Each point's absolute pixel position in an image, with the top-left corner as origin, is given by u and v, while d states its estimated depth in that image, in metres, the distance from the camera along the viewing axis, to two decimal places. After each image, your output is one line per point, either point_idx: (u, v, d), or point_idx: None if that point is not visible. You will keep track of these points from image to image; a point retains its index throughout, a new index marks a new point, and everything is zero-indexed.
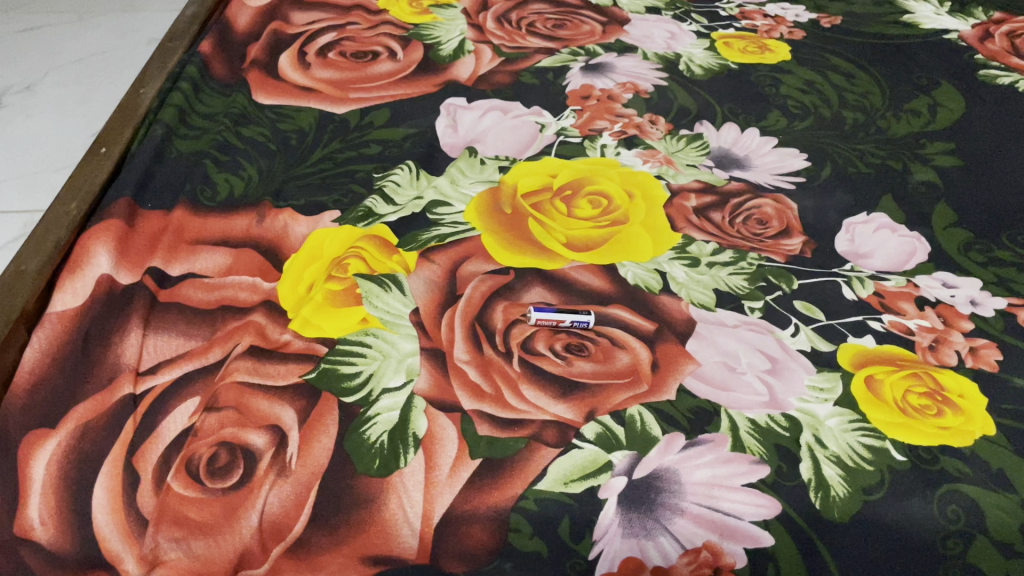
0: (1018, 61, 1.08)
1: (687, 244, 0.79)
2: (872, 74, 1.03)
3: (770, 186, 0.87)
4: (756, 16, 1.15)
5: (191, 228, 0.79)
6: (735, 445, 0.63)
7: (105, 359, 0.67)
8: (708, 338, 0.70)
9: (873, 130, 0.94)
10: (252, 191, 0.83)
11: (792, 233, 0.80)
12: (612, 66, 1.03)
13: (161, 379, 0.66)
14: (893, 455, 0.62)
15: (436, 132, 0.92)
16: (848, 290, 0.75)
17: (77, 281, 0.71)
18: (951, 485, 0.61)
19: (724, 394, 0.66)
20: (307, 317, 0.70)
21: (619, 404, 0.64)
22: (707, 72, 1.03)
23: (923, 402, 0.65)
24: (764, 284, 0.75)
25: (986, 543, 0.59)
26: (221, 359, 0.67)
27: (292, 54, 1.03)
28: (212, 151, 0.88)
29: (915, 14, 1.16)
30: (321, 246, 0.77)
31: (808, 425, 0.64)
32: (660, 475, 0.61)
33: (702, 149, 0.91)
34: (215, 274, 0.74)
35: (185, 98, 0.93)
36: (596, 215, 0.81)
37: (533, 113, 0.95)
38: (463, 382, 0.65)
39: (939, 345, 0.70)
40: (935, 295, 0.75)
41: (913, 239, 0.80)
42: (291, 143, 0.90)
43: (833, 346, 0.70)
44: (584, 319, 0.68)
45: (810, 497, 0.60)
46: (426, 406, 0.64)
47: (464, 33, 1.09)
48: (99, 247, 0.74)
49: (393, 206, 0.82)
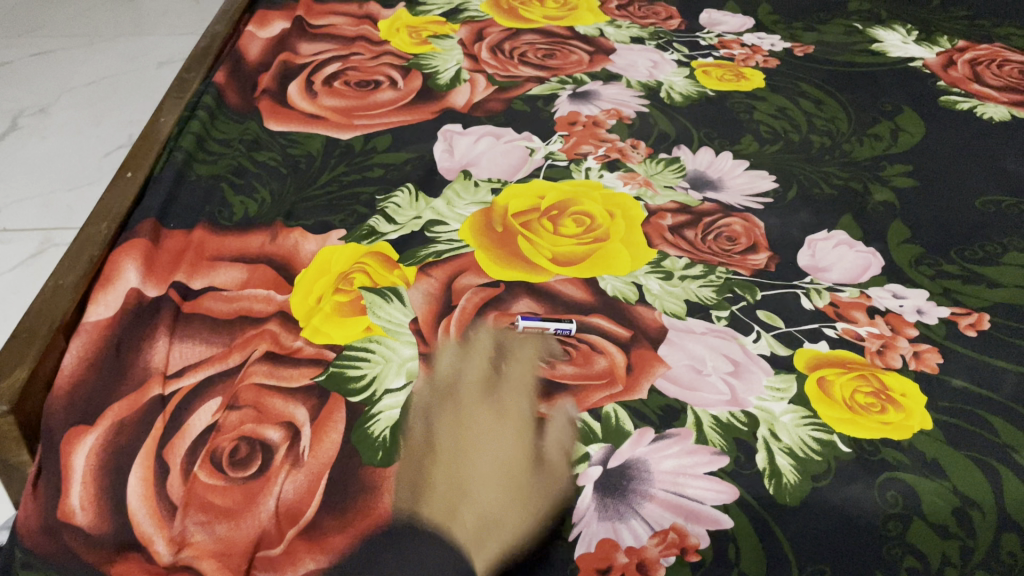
0: (978, 87, 1.16)
1: (661, 259, 0.87)
2: (840, 101, 1.11)
3: (740, 206, 0.94)
4: (734, 45, 1.23)
5: (210, 246, 0.87)
6: (699, 438, 0.70)
7: (136, 365, 0.74)
8: (678, 344, 0.78)
9: (838, 153, 1.02)
10: (266, 211, 0.91)
11: (758, 248, 0.88)
12: (598, 93, 1.11)
13: (187, 381, 0.73)
14: (839, 446, 0.70)
15: (434, 156, 1.00)
16: (806, 300, 0.82)
17: (109, 294, 0.79)
18: (889, 472, 0.68)
19: (691, 393, 0.73)
20: (317, 326, 0.78)
21: (596, 402, 0.72)
22: (686, 99, 1.11)
23: (868, 400, 0.73)
24: (730, 295, 0.82)
25: (922, 524, 0.67)
26: (240, 363, 0.74)
27: (301, 83, 1.12)
28: (228, 174, 0.96)
29: (883, 43, 1.24)
30: (329, 261, 0.85)
31: (765, 420, 0.71)
32: (632, 464, 0.69)
33: (679, 171, 0.99)
34: (233, 287, 0.82)
35: (202, 127, 1.01)
36: (580, 232, 0.89)
37: (524, 138, 1.04)
38: (462, 387, 0.73)
39: (886, 350, 0.78)
40: (885, 305, 0.83)
41: (868, 255, 0.88)
42: (300, 166, 0.98)
43: (790, 350, 0.77)
44: (566, 326, 0.77)
45: (764, 484, 0.68)
46: (426, 405, 0.71)
47: (460, 63, 1.17)
48: (129, 263, 0.82)
49: (394, 225, 0.90)
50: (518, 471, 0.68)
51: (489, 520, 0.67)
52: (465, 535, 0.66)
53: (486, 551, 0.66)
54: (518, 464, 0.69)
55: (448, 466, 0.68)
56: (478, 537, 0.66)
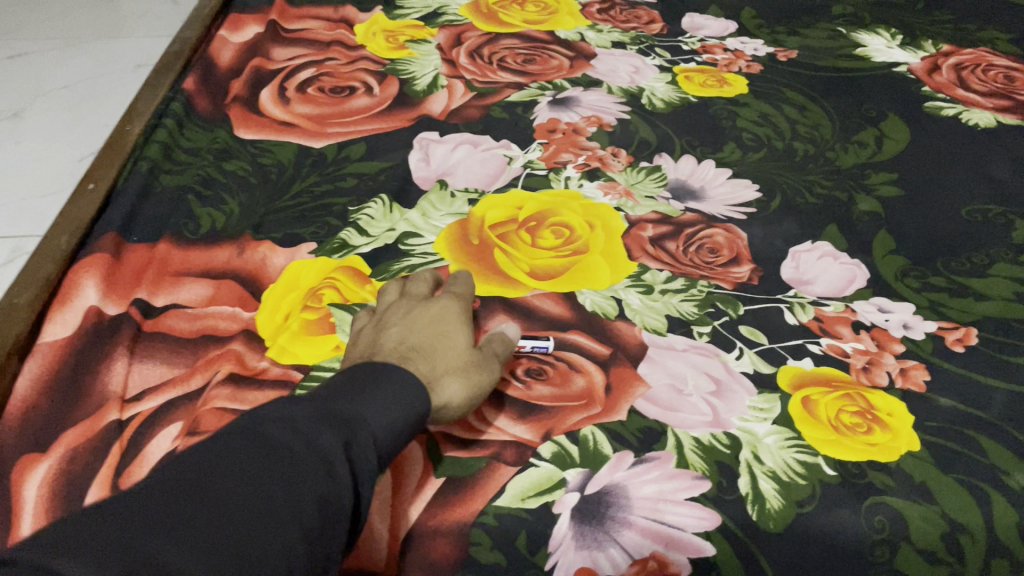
0: (963, 93, 1.14)
1: (642, 272, 0.84)
2: (824, 107, 1.09)
3: (723, 216, 0.92)
4: (717, 50, 1.20)
5: (175, 260, 0.83)
6: (679, 462, 0.68)
7: (94, 387, 0.71)
8: (658, 362, 0.75)
9: (822, 161, 1.00)
10: (233, 223, 0.88)
11: (741, 261, 0.86)
12: (578, 100, 1.09)
13: (146, 406, 0.70)
14: (824, 469, 0.68)
15: (409, 165, 0.97)
16: (790, 315, 0.80)
17: (67, 312, 0.77)
18: (876, 497, 0.66)
19: (672, 413, 0.71)
20: (284, 345, 0.75)
21: (574, 424, 0.70)
22: (668, 106, 1.09)
23: (854, 421, 0.71)
24: (712, 310, 0.80)
25: (910, 550, 0.65)
26: (202, 386, 0.72)
27: (273, 89, 1.09)
28: (196, 185, 0.93)
29: (867, 47, 1.22)
30: (298, 277, 0.82)
31: (747, 442, 0.69)
32: (610, 490, 0.66)
33: (660, 180, 0.97)
34: (197, 304, 0.79)
35: (170, 135, 0.98)
36: (558, 244, 0.86)
37: (502, 146, 1.01)
38: (409, 308, 0.70)
39: (872, 367, 0.76)
40: (871, 319, 0.80)
41: (854, 267, 0.86)
42: (271, 176, 0.95)
43: (774, 368, 0.75)
44: (543, 344, 0.74)
45: (748, 509, 0.65)
46: (372, 332, 0.69)
47: (438, 68, 1.14)
48: (89, 281, 0.79)
49: (367, 237, 0.87)
50: (465, 355, 0.67)
51: (450, 368, 0.65)
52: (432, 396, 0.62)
53: (445, 386, 0.64)
54: (466, 359, 0.67)
55: (401, 332, 0.67)
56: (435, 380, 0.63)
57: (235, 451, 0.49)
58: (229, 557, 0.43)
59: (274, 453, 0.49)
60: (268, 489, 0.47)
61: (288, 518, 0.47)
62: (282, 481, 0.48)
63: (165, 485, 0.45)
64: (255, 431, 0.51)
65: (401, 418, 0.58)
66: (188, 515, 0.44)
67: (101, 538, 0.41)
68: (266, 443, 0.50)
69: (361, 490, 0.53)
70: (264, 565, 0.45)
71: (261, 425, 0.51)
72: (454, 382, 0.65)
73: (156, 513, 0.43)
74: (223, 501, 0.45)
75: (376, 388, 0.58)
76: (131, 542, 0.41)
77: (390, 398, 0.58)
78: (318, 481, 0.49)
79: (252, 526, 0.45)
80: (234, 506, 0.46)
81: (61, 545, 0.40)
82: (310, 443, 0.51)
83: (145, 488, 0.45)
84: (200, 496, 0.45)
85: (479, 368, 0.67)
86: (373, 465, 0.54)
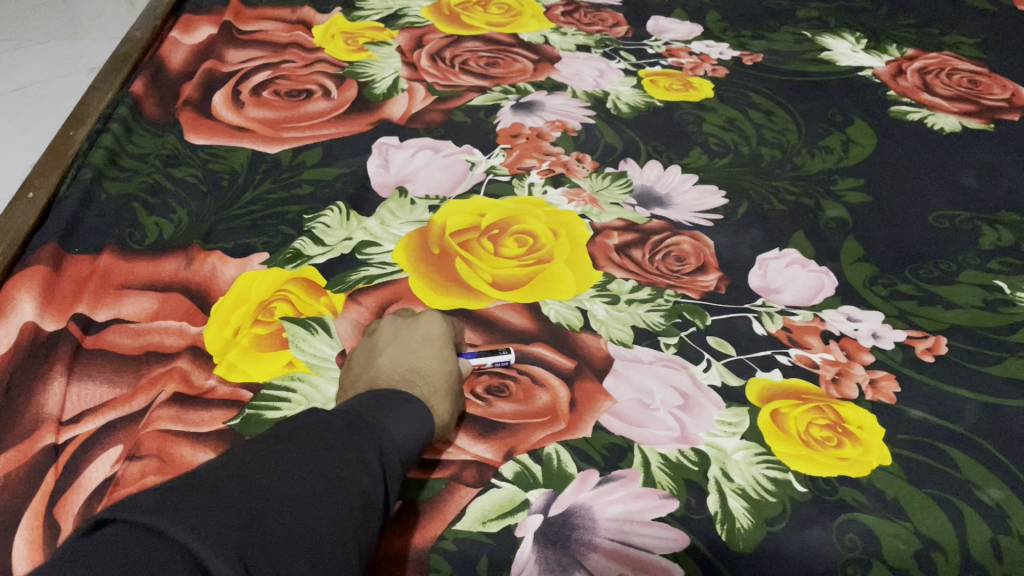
0: (928, 97, 1.13)
1: (608, 282, 0.82)
2: (790, 112, 1.08)
3: (689, 224, 0.90)
4: (682, 53, 1.19)
5: (118, 272, 0.80)
6: (646, 480, 0.65)
7: (28, 410, 0.67)
8: (624, 375, 0.73)
9: (789, 167, 0.99)
10: (182, 233, 0.84)
11: (708, 269, 0.84)
12: (542, 104, 1.06)
13: (84, 429, 0.67)
14: (795, 486, 0.66)
15: (367, 171, 0.94)
16: (758, 324, 0.78)
17: (1, 329, 0.72)
18: (848, 514, 0.65)
19: (638, 430, 0.69)
20: (233, 362, 0.71)
21: (537, 443, 0.67)
22: (633, 110, 1.07)
23: (825, 434, 0.69)
24: (679, 320, 0.78)
25: (882, 568, 0.63)
26: (145, 407, 0.68)
27: (226, 93, 1.05)
28: (142, 193, 0.89)
29: (833, 51, 1.21)
30: (249, 289, 0.78)
31: (716, 458, 0.67)
32: (575, 511, 0.63)
33: (626, 187, 0.95)
34: (142, 319, 0.75)
35: (116, 140, 0.94)
36: (522, 253, 0.83)
37: (465, 151, 0.98)
38: (397, 328, 0.69)
39: (842, 378, 0.74)
40: (840, 329, 0.79)
41: (822, 275, 0.84)
42: (222, 183, 0.91)
43: (742, 380, 0.73)
44: (504, 358, 0.71)
45: (717, 529, 0.63)
46: (366, 359, 0.67)
47: (398, 71, 1.11)
48: (25, 295, 0.75)
49: (322, 247, 0.83)
50: (455, 375, 0.66)
51: (447, 386, 0.64)
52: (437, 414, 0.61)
53: (447, 403, 0.63)
54: (456, 377, 0.66)
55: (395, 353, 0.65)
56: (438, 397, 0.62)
57: (286, 444, 0.47)
58: (302, 538, 0.42)
59: (324, 441, 0.48)
60: (328, 473, 0.46)
61: (346, 504, 0.45)
62: (334, 467, 0.47)
63: (232, 464, 0.44)
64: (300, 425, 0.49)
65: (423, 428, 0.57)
66: (262, 495, 0.42)
67: (190, 507, 0.39)
68: (304, 435, 0.48)
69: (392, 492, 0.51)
70: (328, 548, 0.43)
71: (303, 417, 0.50)
72: (453, 398, 0.64)
73: (236, 489, 0.42)
74: (290, 484, 0.44)
75: (406, 400, 0.57)
76: (219, 512, 0.39)
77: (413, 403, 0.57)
78: (363, 475, 0.48)
79: (318, 511, 0.44)
80: (299, 489, 0.44)
81: (159, 505, 0.38)
82: (349, 441, 0.49)
83: (209, 470, 0.43)
84: (259, 473, 0.43)
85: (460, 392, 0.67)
86: (400, 473, 0.53)
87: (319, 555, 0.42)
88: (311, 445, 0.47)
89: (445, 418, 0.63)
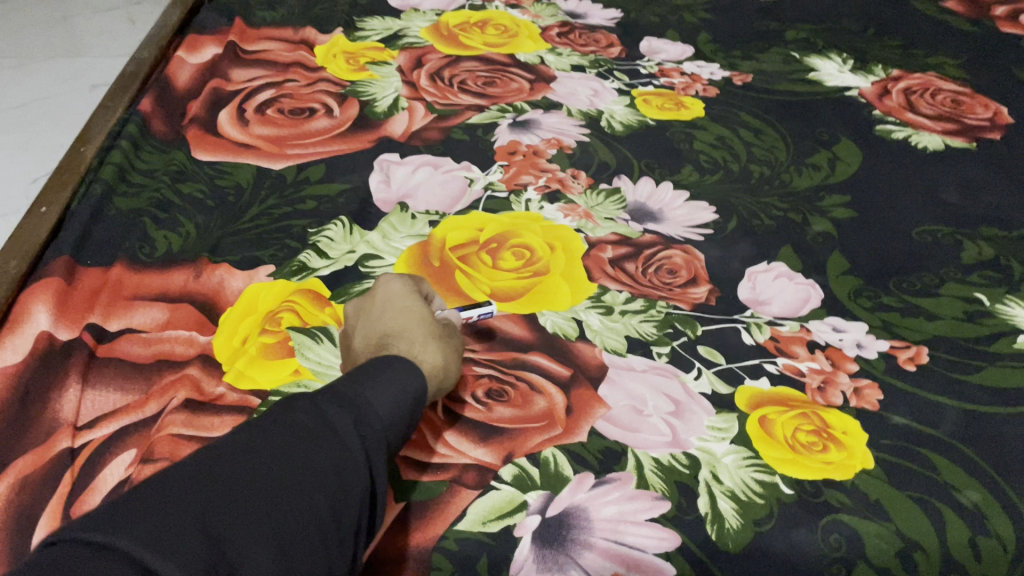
0: (912, 116, 1.17)
1: (602, 293, 0.85)
2: (779, 131, 1.12)
3: (681, 238, 0.93)
4: (674, 73, 1.23)
5: (129, 284, 0.82)
6: (639, 482, 0.68)
7: (44, 416, 0.70)
8: (618, 383, 0.76)
9: (777, 184, 1.02)
10: (190, 246, 0.87)
11: (699, 281, 0.87)
12: (538, 122, 1.10)
13: (99, 433, 0.69)
14: (781, 488, 0.69)
15: (369, 187, 0.97)
16: (747, 334, 0.81)
17: (17, 338, 0.75)
18: (833, 515, 0.67)
19: (631, 434, 0.72)
20: (242, 369, 0.74)
21: (534, 446, 0.70)
22: (626, 128, 1.10)
23: (810, 439, 0.72)
24: (671, 330, 0.81)
25: (865, 567, 0.65)
26: (157, 413, 0.70)
27: (231, 111, 1.08)
28: (151, 208, 0.92)
29: (820, 72, 1.25)
30: (256, 300, 0.81)
31: (706, 462, 0.70)
32: (570, 512, 0.66)
33: (619, 202, 0.98)
34: (152, 329, 0.78)
35: (125, 157, 0.97)
36: (519, 266, 0.87)
37: (463, 168, 1.01)
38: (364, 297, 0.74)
39: (827, 386, 0.77)
40: (825, 339, 0.82)
41: (808, 287, 0.88)
42: (228, 198, 0.94)
43: (732, 388, 0.76)
44: (488, 309, 0.79)
45: (706, 529, 0.66)
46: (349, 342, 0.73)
47: (398, 90, 1.14)
48: (40, 306, 0.77)
49: (326, 259, 0.86)
50: (433, 320, 0.71)
51: (423, 335, 0.69)
52: (426, 361, 0.67)
53: (431, 348, 0.68)
54: (432, 320, 0.71)
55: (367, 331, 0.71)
56: (418, 349, 0.67)
57: (258, 442, 0.52)
58: (271, 531, 0.47)
59: (299, 437, 0.53)
60: (299, 472, 0.51)
61: (313, 497, 0.50)
62: (304, 463, 0.51)
63: (203, 468, 0.49)
64: (275, 421, 0.54)
65: (405, 394, 0.61)
66: (234, 496, 0.48)
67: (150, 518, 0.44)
68: (280, 433, 0.53)
69: (377, 476, 0.56)
70: (294, 540, 0.48)
71: (293, 408, 0.55)
72: (435, 342, 0.69)
73: (210, 493, 0.47)
74: (260, 484, 0.49)
75: (379, 364, 0.62)
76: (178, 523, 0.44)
77: (386, 368, 0.62)
78: (336, 466, 0.53)
79: (287, 506, 0.49)
80: (265, 489, 0.49)
81: (119, 517, 0.43)
82: (326, 433, 0.54)
83: (184, 472, 0.48)
84: (223, 477, 0.48)
85: (450, 334, 0.72)
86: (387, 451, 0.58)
87: (283, 548, 0.47)
88: (291, 442, 0.52)
89: (441, 359, 0.68)
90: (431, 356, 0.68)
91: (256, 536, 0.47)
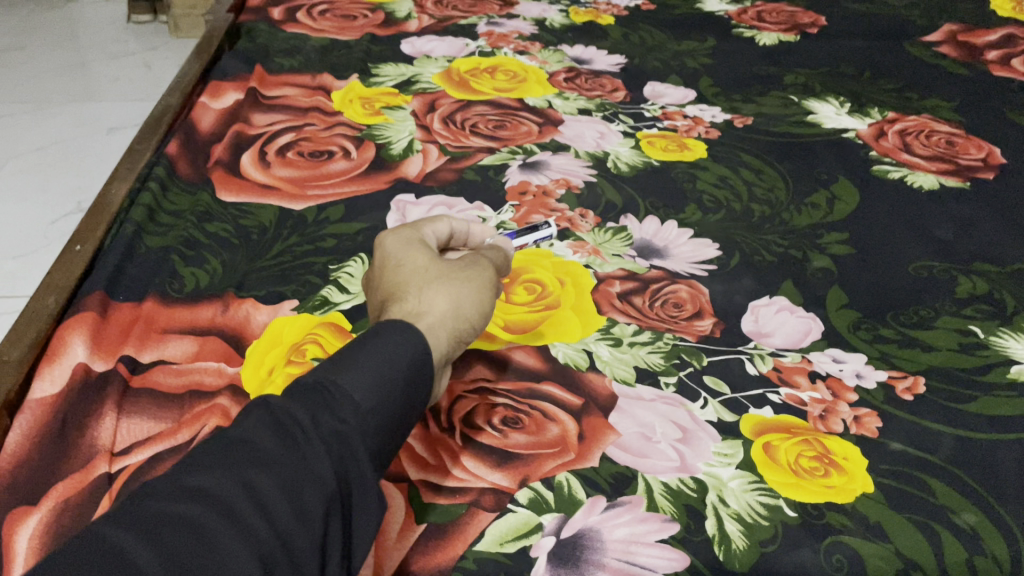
0: (907, 156, 1.22)
1: (611, 326, 0.88)
2: (779, 171, 1.16)
3: (685, 273, 0.97)
4: (677, 117, 1.28)
5: (160, 318, 0.86)
6: (650, 505, 0.71)
7: (82, 442, 0.73)
8: (627, 411, 0.79)
9: (778, 222, 1.06)
10: (217, 282, 0.91)
11: (704, 314, 0.91)
12: (547, 163, 1.14)
13: (135, 458, 0.73)
14: (786, 511, 0.72)
15: (387, 226, 1.02)
16: (750, 365, 0.85)
17: (55, 369, 0.79)
18: (835, 537, 0.70)
19: (641, 459, 0.75)
20: None
21: (548, 471, 0.73)
22: (632, 169, 1.15)
23: (812, 465, 0.76)
24: (677, 360, 0.85)
25: None
26: (189, 439, 0.74)
27: (253, 153, 1.13)
28: (179, 246, 0.96)
29: (818, 115, 1.30)
30: (281, 332, 0.85)
31: (713, 486, 0.73)
32: (584, 533, 0.69)
33: (626, 239, 1.02)
34: (183, 360, 0.82)
35: (153, 197, 1.01)
36: (531, 300, 0.91)
37: (476, 208, 1.06)
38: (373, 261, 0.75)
39: (828, 414, 0.81)
40: (826, 369, 0.86)
41: (809, 320, 0.91)
42: (252, 237, 0.99)
43: (737, 416, 0.79)
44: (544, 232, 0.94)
45: (715, 550, 0.68)
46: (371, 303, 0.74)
47: (413, 134, 1.20)
48: (76, 339, 0.81)
49: (347, 294, 0.91)
50: (434, 264, 0.71)
51: (426, 281, 0.69)
52: (433, 309, 0.67)
53: (435, 291, 0.68)
54: (433, 263, 0.71)
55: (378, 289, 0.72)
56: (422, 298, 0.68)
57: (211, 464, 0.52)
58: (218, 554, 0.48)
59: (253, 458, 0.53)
60: (252, 492, 0.52)
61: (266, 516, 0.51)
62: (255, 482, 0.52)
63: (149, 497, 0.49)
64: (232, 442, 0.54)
65: (398, 359, 0.61)
66: (183, 518, 0.48)
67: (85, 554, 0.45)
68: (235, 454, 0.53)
69: (348, 482, 0.56)
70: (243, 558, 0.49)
71: (259, 423, 0.56)
72: (438, 284, 0.69)
73: (161, 505, 0.49)
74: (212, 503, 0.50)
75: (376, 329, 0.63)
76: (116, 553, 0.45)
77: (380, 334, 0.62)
78: (292, 482, 0.53)
79: (237, 525, 0.50)
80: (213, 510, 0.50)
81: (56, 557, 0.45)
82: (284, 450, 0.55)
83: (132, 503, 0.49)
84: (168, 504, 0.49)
85: (460, 269, 0.71)
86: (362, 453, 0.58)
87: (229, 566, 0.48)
88: (248, 461, 0.53)
89: (448, 302, 0.68)
90: (434, 302, 0.67)
91: (201, 555, 0.47)
